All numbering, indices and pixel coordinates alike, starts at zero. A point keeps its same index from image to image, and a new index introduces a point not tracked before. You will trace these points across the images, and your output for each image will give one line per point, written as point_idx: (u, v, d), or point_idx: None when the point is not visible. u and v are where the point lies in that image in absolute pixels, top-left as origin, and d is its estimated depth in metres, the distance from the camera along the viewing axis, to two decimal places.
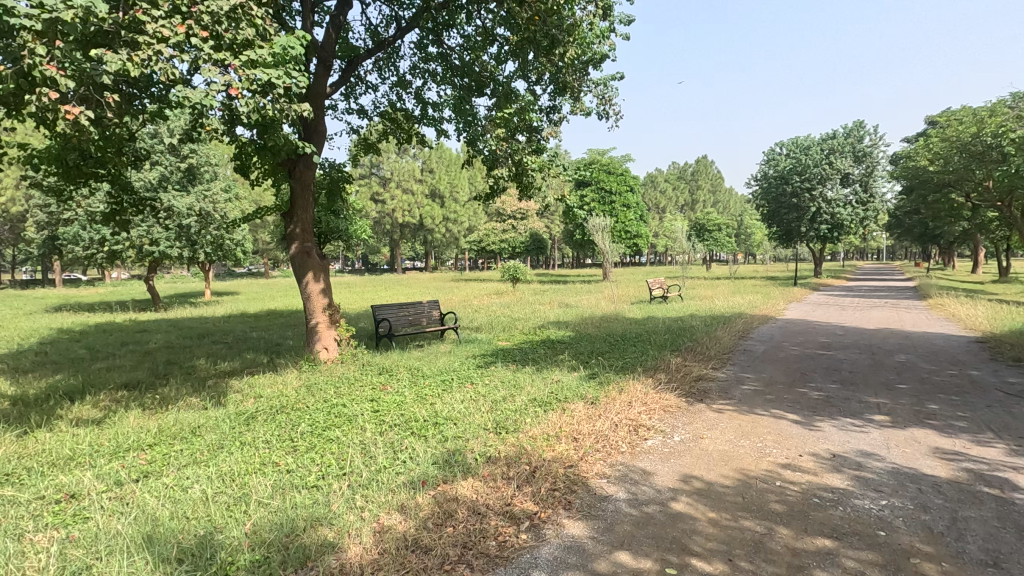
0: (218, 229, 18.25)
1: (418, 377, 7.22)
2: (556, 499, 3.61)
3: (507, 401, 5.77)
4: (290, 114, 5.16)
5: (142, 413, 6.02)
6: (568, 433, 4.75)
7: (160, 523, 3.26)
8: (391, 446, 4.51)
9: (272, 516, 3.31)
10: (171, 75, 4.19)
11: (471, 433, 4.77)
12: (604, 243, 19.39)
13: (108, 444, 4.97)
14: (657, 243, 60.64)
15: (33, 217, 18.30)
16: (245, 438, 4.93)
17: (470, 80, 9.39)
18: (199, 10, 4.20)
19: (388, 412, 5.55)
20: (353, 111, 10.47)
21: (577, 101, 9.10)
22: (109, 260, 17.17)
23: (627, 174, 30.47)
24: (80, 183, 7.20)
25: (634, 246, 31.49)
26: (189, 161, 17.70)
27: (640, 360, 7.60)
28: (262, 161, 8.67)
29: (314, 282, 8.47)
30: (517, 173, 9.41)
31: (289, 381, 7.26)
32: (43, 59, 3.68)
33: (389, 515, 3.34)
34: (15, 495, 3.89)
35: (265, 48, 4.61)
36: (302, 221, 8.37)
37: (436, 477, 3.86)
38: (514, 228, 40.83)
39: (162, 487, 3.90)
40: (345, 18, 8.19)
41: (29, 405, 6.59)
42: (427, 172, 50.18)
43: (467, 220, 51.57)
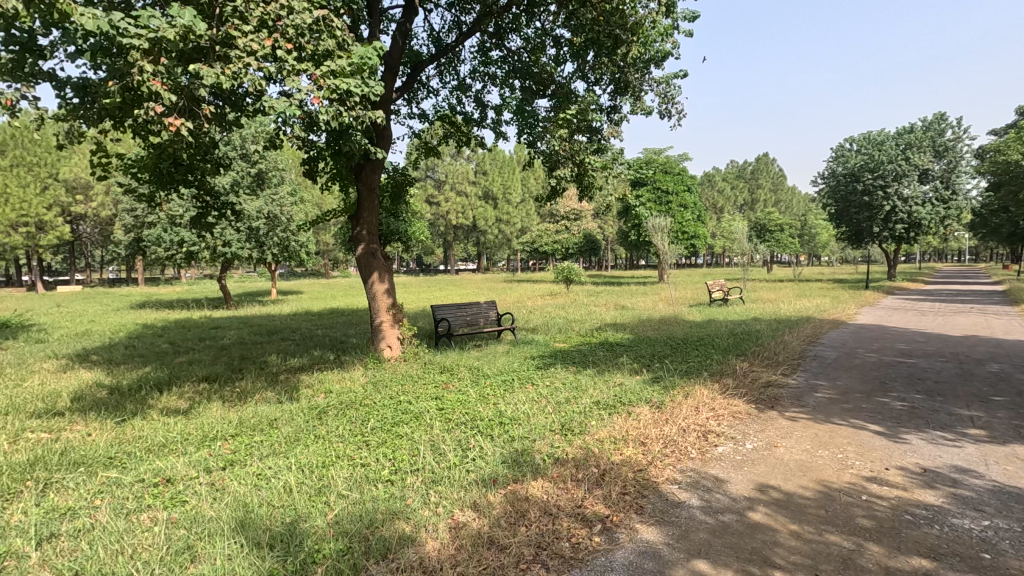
0: (285, 231, 19.15)
1: (479, 377, 7.30)
2: (628, 503, 3.57)
3: (570, 402, 5.76)
4: (365, 120, 5.36)
5: (223, 405, 6.41)
6: (635, 436, 4.69)
7: (251, 510, 3.45)
8: (459, 444, 4.60)
9: (352, 508, 3.44)
10: (258, 86, 4.42)
11: (537, 434, 4.80)
12: (662, 244, 19.00)
13: (195, 433, 5.32)
14: (714, 245, 58.81)
15: (121, 221, 19.77)
16: (320, 431, 5.16)
17: (531, 81, 9.43)
18: (285, 23, 4.44)
19: (453, 410, 5.64)
20: (415, 115, 10.74)
21: (638, 101, 8.93)
22: (187, 260, 18.30)
23: (684, 173, 29.84)
24: (168, 188, 7.71)
25: (691, 247, 30.64)
26: (259, 166, 18.69)
27: (704, 365, 7.39)
28: (330, 166, 9.01)
29: (379, 282, 8.71)
30: (579, 173, 9.39)
31: (356, 377, 7.52)
32: (150, 75, 3.98)
33: (463, 512, 3.41)
34: (119, 477, 4.22)
35: (344, 57, 4.79)
36: (367, 223, 8.65)
37: (506, 476, 3.91)
38: (568, 229, 40.66)
39: (248, 475, 4.13)
40: (411, 26, 8.43)
41: (123, 394, 7.14)
42: (481, 174, 50.83)
43: (520, 221, 51.79)
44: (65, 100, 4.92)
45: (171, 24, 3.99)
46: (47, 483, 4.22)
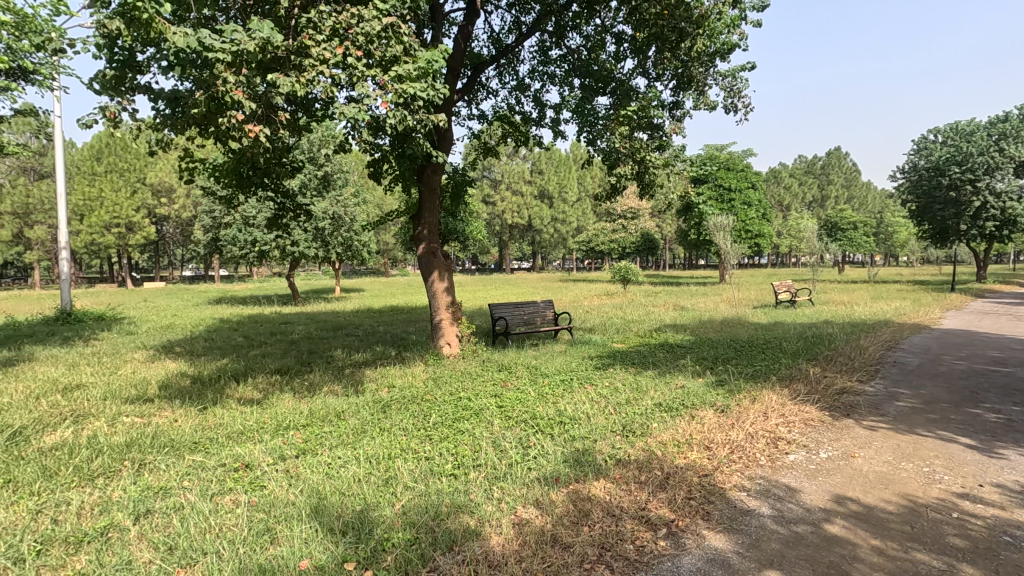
0: (349, 231, 19.90)
1: (538, 376, 7.30)
2: (694, 508, 3.48)
3: (631, 404, 5.67)
4: (429, 123, 5.46)
5: (294, 397, 6.73)
6: (700, 440, 4.58)
7: (324, 497, 3.61)
8: (520, 442, 4.63)
9: (418, 499, 3.54)
10: (330, 92, 4.59)
11: (598, 434, 4.77)
12: (725, 243, 18.36)
13: (271, 422, 5.62)
14: (779, 244, 56.20)
15: (201, 221, 21.07)
16: (385, 424, 5.34)
17: (591, 79, 9.34)
18: (355, 31, 4.60)
19: (513, 408, 5.68)
20: (475, 116, 10.89)
21: (702, 95, 8.69)
22: (259, 259, 19.33)
23: (748, 169, 28.74)
24: (245, 191, 8.18)
25: (755, 246, 29.44)
26: (325, 169, 19.52)
27: (771, 369, 7.08)
28: (394, 167, 9.27)
29: (439, 281, 8.87)
30: (640, 172, 9.22)
31: (417, 373, 7.72)
32: (233, 85, 4.22)
33: (525, 508, 3.45)
34: (203, 462, 4.53)
35: (410, 62, 4.89)
36: (428, 223, 8.86)
37: (568, 475, 3.91)
38: (625, 228, 40.01)
39: (320, 464, 4.33)
40: (473, 29, 8.55)
41: (204, 383, 7.65)
42: (537, 173, 50.91)
43: (576, 221, 51.41)
44: (157, 111, 5.31)
45: (252, 36, 4.21)
46: (142, 464, 4.59)
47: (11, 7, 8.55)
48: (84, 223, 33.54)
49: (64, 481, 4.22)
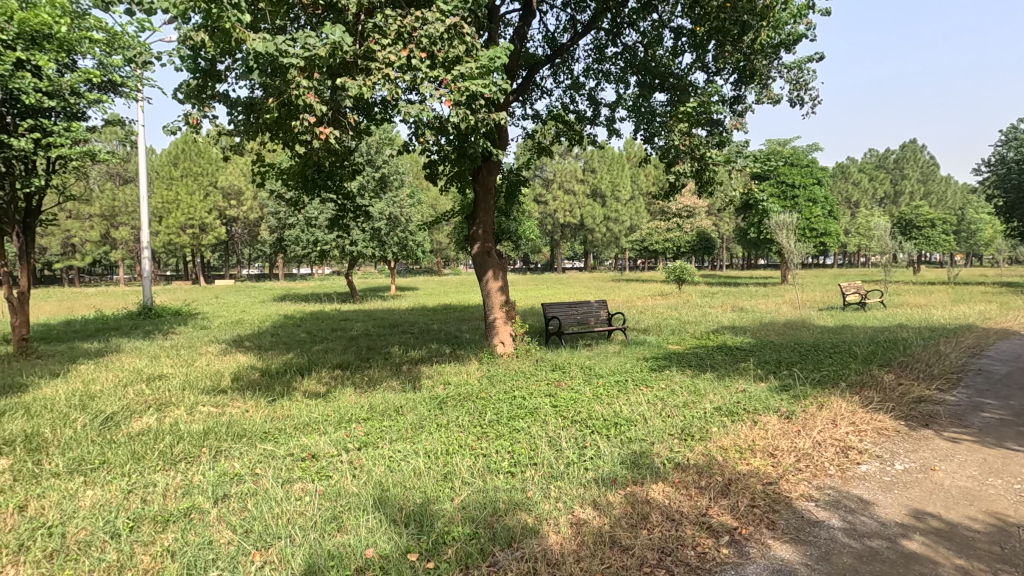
0: (405, 231, 20.44)
1: (592, 376, 7.27)
2: (758, 516, 3.37)
3: (690, 407, 5.54)
4: (489, 122, 5.50)
5: (355, 391, 6.99)
6: (763, 447, 4.43)
7: (386, 488, 3.74)
8: (576, 442, 4.62)
9: (476, 495, 3.61)
10: (395, 94, 4.71)
11: (656, 436, 4.69)
12: (788, 242, 17.59)
13: (334, 415, 5.86)
14: (847, 244, 53.29)
15: (267, 222, 22.14)
16: (442, 420, 5.46)
17: (648, 76, 9.19)
18: (419, 34, 4.70)
19: (568, 408, 5.67)
20: (529, 116, 10.94)
21: (765, 89, 8.39)
22: (320, 258, 20.12)
23: (813, 164, 27.45)
24: (311, 194, 8.55)
25: (820, 245, 28.05)
26: (382, 171, 20.12)
27: (840, 375, 6.74)
28: (450, 168, 9.44)
29: (493, 280, 8.96)
30: (699, 169, 8.96)
31: (472, 371, 7.84)
32: (305, 90, 4.41)
33: (583, 508, 3.44)
34: (273, 450, 4.77)
35: (471, 62, 4.94)
36: (483, 223, 8.97)
37: (626, 477, 3.88)
38: (680, 227, 39.01)
39: (382, 456, 4.47)
40: (528, 29, 8.59)
41: (273, 376, 8.06)
42: (589, 172, 50.51)
43: (629, 220, 50.55)
44: (234, 118, 5.64)
45: (323, 42, 4.40)
46: (219, 451, 4.89)
47: (103, 25, 9.41)
48: (163, 224, 36.00)
49: (150, 464, 4.57)
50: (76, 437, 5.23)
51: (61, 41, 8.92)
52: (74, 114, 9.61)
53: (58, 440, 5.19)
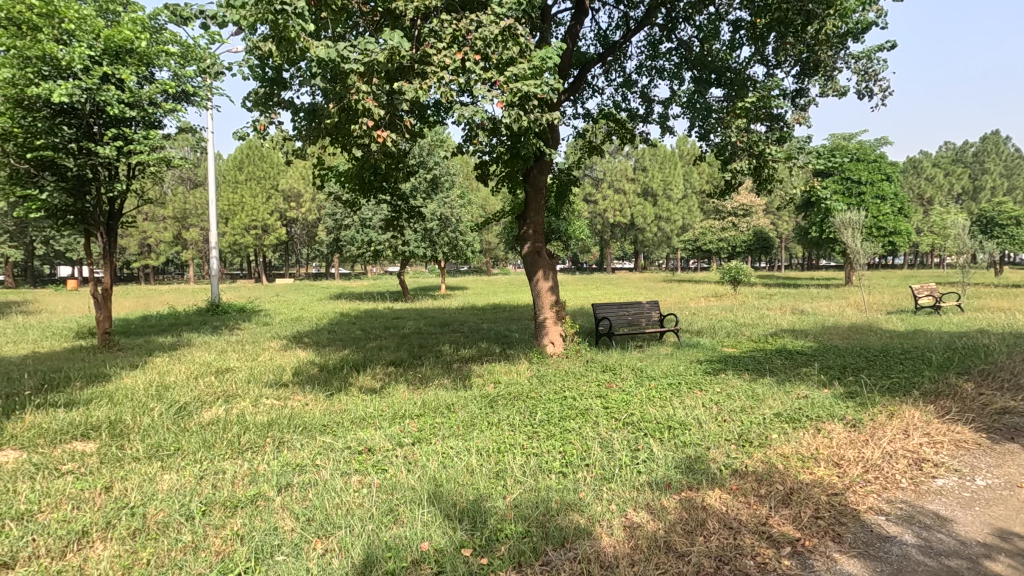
0: (455, 231, 20.76)
1: (644, 378, 7.15)
2: (822, 528, 3.22)
3: (747, 412, 5.36)
4: (543, 122, 5.50)
5: (408, 388, 7.15)
6: (827, 456, 4.23)
7: (440, 484, 3.81)
8: (628, 444, 4.56)
9: (528, 494, 3.62)
10: (450, 97, 4.79)
11: (711, 442, 4.57)
12: (854, 241, 16.69)
13: (389, 410, 6.02)
14: (918, 243, 50.13)
15: (325, 223, 22.96)
16: (493, 419, 5.50)
17: (704, 71, 8.96)
18: (474, 37, 4.77)
19: (619, 410, 5.60)
20: (580, 115, 10.87)
21: (830, 81, 8.01)
22: (373, 258, 20.70)
23: (882, 159, 25.96)
24: (367, 195, 8.80)
25: (889, 245, 26.49)
26: (434, 172, 20.49)
27: (912, 382, 6.34)
28: (501, 168, 9.49)
29: (543, 280, 8.95)
30: (757, 166, 8.63)
31: (522, 370, 7.86)
32: (365, 94, 4.56)
33: (637, 512, 3.40)
34: (331, 443, 4.95)
35: (525, 62, 4.96)
36: (533, 223, 8.99)
37: (680, 482, 3.80)
38: (735, 226, 37.71)
39: (435, 452, 4.55)
40: (581, 27, 8.55)
41: (330, 371, 8.36)
42: (640, 171, 49.65)
43: (681, 219, 49.35)
44: (296, 123, 5.88)
45: (382, 48, 4.54)
46: (282, 442, 5.12)
47: (178, 39, 10.05)
48: (229, 226, 37.99)
49: (219, 452, 4.84)
50: (154, 425, 5.60)
51: (141, 55, 9.56)
52: (152, 123, 10.25)
53: (138, 426, 5.58)
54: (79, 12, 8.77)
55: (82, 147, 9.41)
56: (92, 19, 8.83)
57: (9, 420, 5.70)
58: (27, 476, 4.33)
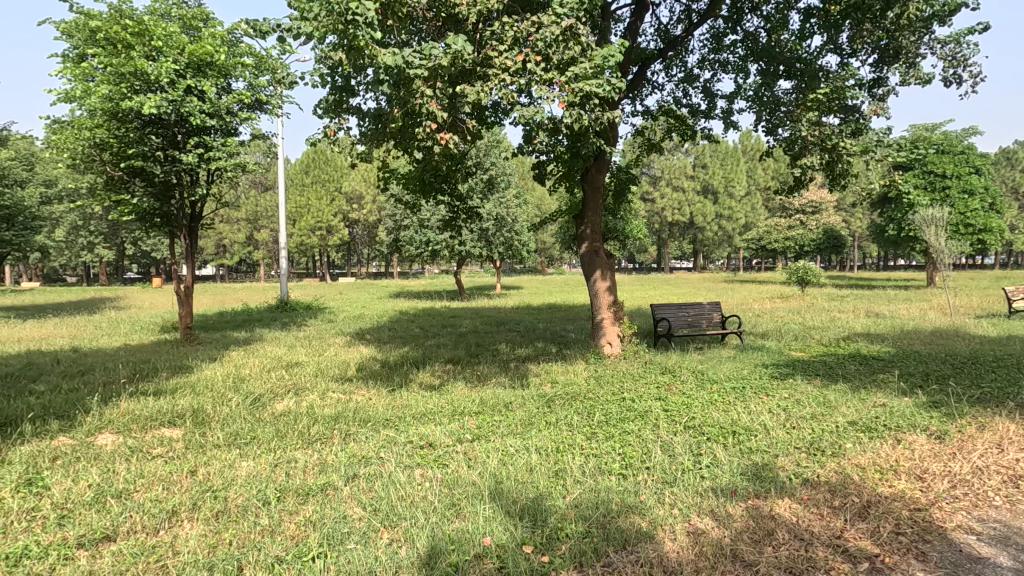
0: (510, 231, 20.94)
1: (706, 381, 6.95)
2: (904, 545, 3.03)
3: (818, 420, 5.11)
4: (604, 120, 5.45)
5: (466, 385, 7.29)
6: (908, 469, 3.97)
7: (501, 481, 3.87)
8: (691, 448, 4.45)
9: (588, 494, 3.61)
10: (512, 98, 4.84)
11: (780, 449, 4.39)
12: (938, 240, 15.52)
13: (448, 407, 6.15)
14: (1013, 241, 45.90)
15: (385, 224, 23.67)
16: (551, 418, 5.52)
17: (771, 63, 8.61)
18: (535, 38, 4.81)
19: (680, 413, 5.48)
20: (639, 113, 10.69)
21: (913, 69, 7.50)
22: (431, 257, 21.17)
23: (970, 151, 24.04)
24: (427, 196, 9.00)
25: (979, 243, 24.47)
26: (490, 172, 20.71)
27: (1006, 393, 5.84)
28: (559, 167, 9.48)
29: (601, 280, 8.85)
30: (830, 161, 8.19)
31: (580, 371, 7.83)
32: (429, 98, 4.69)
33: (700, 517, 3.32)
34: (394, 437, 5.11)
35: (587, 62, 4.92)
36: (591, 223, 8.92)
37: (746, 489, 3.68)
38: (803, 224, 35.88)
39: (495, 450, 4.61)
40: (641, 24, 8.42)
41: (391, 368, 8.62)
42: (700, 168, 48.37)
43: (744, 217, 47.52)
44: (363, 128, 6.12)
45: (446, 53, 4.64)
46: (350, 434, 5.35)
47: (253, 51, 10.66)
48: (296, 227, 39.85)
49: (291, 442, 5.10)
50: (232, 414, 5.98)
51: (219, 67, 10.20)
52: (229, 131, 10.89)
53: (218, 415, 5.97)
54: (167, 30, 9.46)
55: (167, 155, 10.14)
56: (177, 35, 9.51)
57: (107, 406, 6.24)
58: (124, 457, 4.73)
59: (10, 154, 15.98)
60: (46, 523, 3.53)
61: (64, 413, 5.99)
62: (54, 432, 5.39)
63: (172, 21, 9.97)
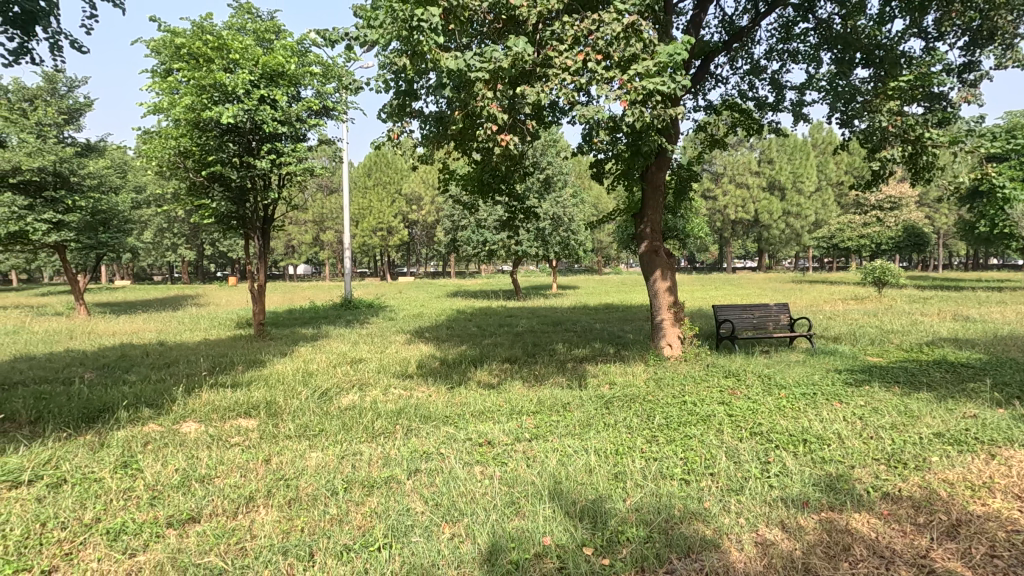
0: (567, 231, 20.88)
1: (773, 386, 6.66)
2: (999, 569, 2.79)
3: (899, 430, 4.79)
4: (666, 117, 5.33)
5: (523, 385, 7.32)
6: (1005, 487, 3.65)
7: (560, 481, 3.87)
8: (757, 455, 4.29)
9: (649, 499, 3.55)
10: (572, 98, 4.83)
11: (856, 460, 4.15)
12: None
13: (506, 405, 6.21)
14: None
15: (443, 224, 24.14)
16: (609, 420, 5.46)
17: (846, 51, 8.15)
18: (595, 37, 4.77)
19: (745, 418, 5.28)
20: (701, 108, 10.38)
21: (1010, 51, 6.89)
22: (488, 257, 21.40)
23: None
24: (485, 197, 9.11)
25: None
26: (547, 172, 20.70)
27: None
28: (617, 165, 9.34)
29: (661, 280, 8.66)
30: (913, 154, 7.66)
31: (638, 372, 7.69)
32: (490, 100, 4.75)
33: (769, 528, 3.19)
34: (454, 434, 5.21)
35: (649, 58, 4.83)
36: (650, 221, 8.74)
37: (819, 500, 3.50)
38: (880, 221, 33.63)
39: (553, 450, 4.62)
40: (704, 16, 8.17)
41: (450, 366, 8.79)
42: (766, 163, 46.44)
43: (814, 214, 45.11)
44: (424, 131, 6.27)
45: (507, 54, 4.68)
46: (411, 429, 5.50)
47: (321, 60, 11.14)
48: (359, 228, 41.28)
49: (356, 435, 5.31)
50: (302, 407, 6.28)
51: (290, 77, 10.74)
52: (298, 137, 11.44)
53: (289, 408, 6.29)
54: (243, 43, 10.03)
55: (243, 161, 10.77)
56: (252, 47, 10.07)
57: (191, 396, 6.70)
58: (206, 445, 5.07)
59: (107, 162, 17.43)
60: (141, 503, 3.84)
61: (154, 402, 6.49)
62: (145, 419, 5.85)
63: (248, 34, 10.57)
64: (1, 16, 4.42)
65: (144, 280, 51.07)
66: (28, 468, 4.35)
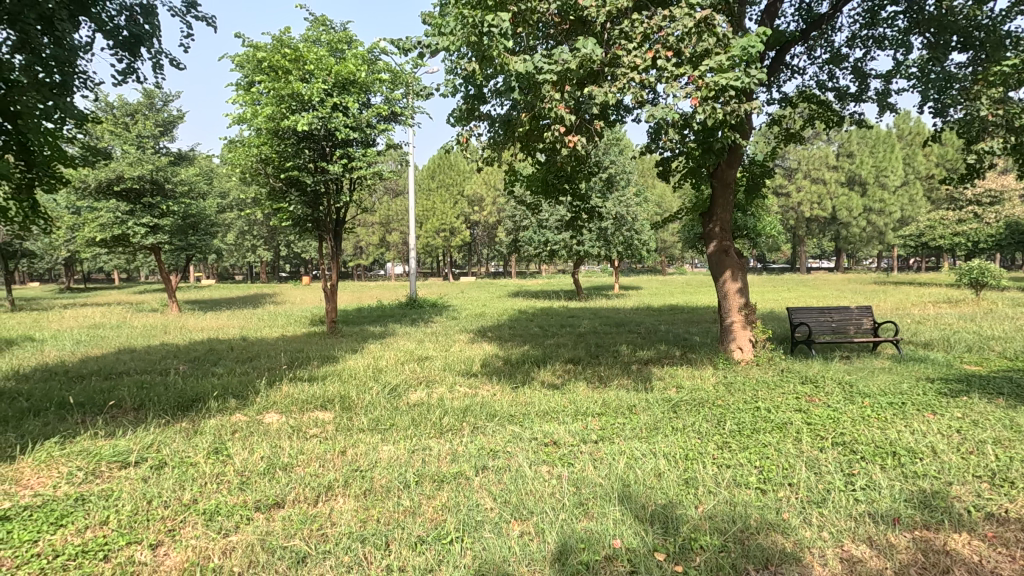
0: (630, 231, 20.55)
1: (856, 393, 6.27)
2: None
3: (1004, 446, 4.39)
4: (740, 112, 5.14)
5: (587, 386, 7.28)
6: None
7: (628, 484, 3.82)
8: (840, 467, 4.06)
9: (723, 507, 3.44)
10: (641, 96, 4.75)
11: (953, 476, 3.84)
12: None
13: (570, 406, 6.19)
14: None
15: (505, 225, 24.36)
16: (678, 424, 5.32)
17: (940, 34, 7.55)
18: (666, 33, 4.67)
19: (825, 427, 5.00)
20: (776, 100, 9.92)
21: None
22: (549, 257, 21.42)
23: None
24: (549, 197, 9.12)
25: None
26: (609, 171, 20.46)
27: None
28: (685, 163, 9.08)
29: (731, 281, 8.35)
30: (1019, 143, 7.00)
31: (707, 376, 7.45)
32: (558, 101, 4.75)
33: (856, 544, 3.02)
34: (520, 433, 5.26)
35: (722, 53, 4.69)
36: (720, 220, 8.43)
37: (912, 518, 3.27)
38: (977, 217, 30.79)
39: (620, 452, 4.57)
40: (780, 5, 7.81)
41: (513, 365, 8.86)
42: (845, 157, 43.72)
43: (899, 210, 41.94)
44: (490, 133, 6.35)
45: (575, 55, 4.67)
46: (477, 426, 5.60)
47: (389, 66, 11.53)
48: (423, 230, 42.35)
49: (425, 430, 5.46)
50: (374, 402, 6.54)
51: (360, 84, 11.20)
52: (368, 142, 11.91)
53: (361, 402, 6.56)
54: (318, 54, 10.56)
55: (318, 166, 11.34)
56: (325, 58, 10.57)
57: (272, 389, 7.13)
58: (287, 435, 5.38)
59: (196, 171, 18.80)
60: (232, 487, 4.13)
61: (240, 393, 6.94)
62: (233, 409, 6.28)
63: (322, 45, 11.10)
64: (113, 40, 4.88)
65: (227, 279, 54.62)
66: (135, 450, 4.79)
